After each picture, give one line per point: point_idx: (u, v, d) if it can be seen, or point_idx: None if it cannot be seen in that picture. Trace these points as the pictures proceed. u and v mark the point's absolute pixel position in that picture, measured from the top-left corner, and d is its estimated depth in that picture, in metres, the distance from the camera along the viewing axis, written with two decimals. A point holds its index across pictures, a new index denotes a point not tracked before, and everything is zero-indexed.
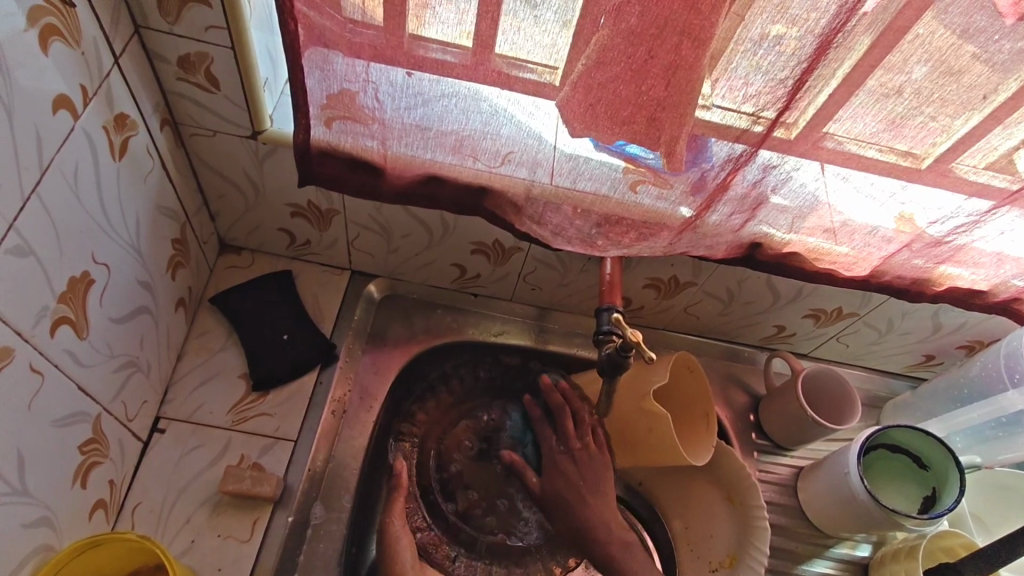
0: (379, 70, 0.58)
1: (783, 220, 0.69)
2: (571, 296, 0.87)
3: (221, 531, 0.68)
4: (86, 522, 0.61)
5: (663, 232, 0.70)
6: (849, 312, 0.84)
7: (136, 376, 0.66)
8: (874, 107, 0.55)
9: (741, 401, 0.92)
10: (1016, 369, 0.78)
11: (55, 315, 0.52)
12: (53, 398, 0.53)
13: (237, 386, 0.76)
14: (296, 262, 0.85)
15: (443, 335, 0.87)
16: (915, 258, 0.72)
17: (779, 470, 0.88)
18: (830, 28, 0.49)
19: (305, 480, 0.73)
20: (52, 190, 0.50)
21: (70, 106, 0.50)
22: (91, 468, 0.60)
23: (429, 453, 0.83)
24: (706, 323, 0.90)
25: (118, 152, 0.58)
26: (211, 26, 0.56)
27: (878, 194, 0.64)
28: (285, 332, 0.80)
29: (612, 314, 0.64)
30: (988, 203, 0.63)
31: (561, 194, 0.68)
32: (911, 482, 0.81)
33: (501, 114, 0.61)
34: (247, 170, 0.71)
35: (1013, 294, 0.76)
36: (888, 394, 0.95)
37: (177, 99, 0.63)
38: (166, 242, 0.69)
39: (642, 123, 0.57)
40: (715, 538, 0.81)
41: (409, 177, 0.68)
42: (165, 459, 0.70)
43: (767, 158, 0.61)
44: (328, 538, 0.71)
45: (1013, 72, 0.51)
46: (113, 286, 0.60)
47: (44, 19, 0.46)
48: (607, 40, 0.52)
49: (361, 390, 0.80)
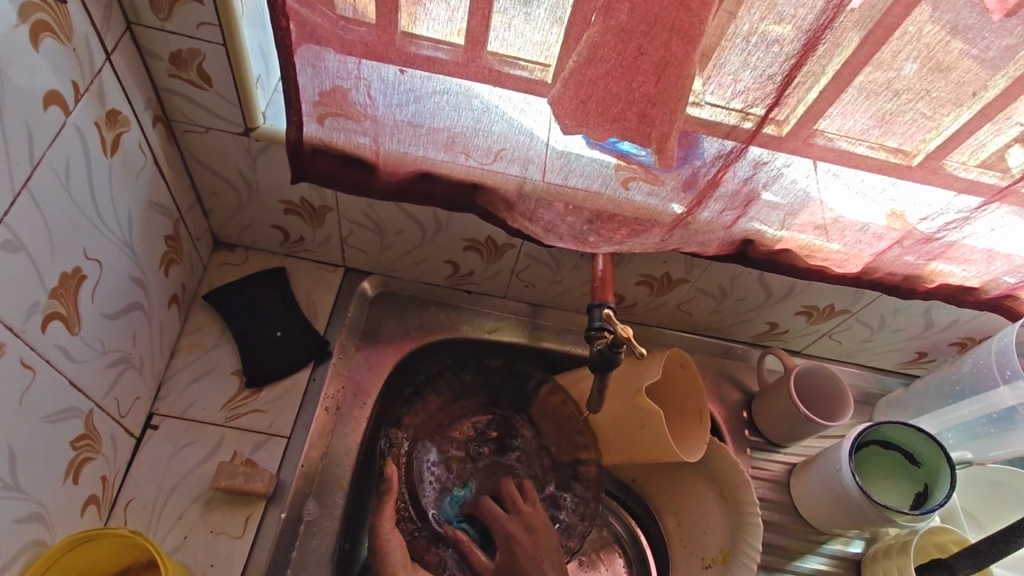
0: (371, 67, 0.58)
1: (775, 217, 0.70)
2: (565, 293, 0.88)
3: (213, 527, 0.68)
4: (78, 518, 0.61)
5: (654, 228, 0.70)
6: (841, 309, 0.84)
7: (129, 373, 0.66)
8: (863, 104, 0.55)
9: (734, 398, 0.92)
10: (1008, 366, 0.78)
11: (47, 310, 0.52)
12: (44, 394, 0.53)
13: (230, 383, 0.76)
14: (289, 260, 0.85)
15: (437, 332, 0.87)
16: (906, 255, 0.72)
17: (772, 467, 0.88)
18: (819, 24, 0.49)
19: (298, 477, 0.73)
20: (43, 185, 0.50)
21: (61, 102, 0.50)
22: (83, 464, 0.61)
23: (417, 454, 0.80)
24: (699, 321, 0.90)
25: (110, 148, 0.58)
26: (203, 23, 0.56)
27: (869, 191, 0.65)
28: (278, 329, 0.80)
29: (605, 310, 0.64)
30: (978, 200, 0.64)
31: (553, 191, 0.68)
32: (903, 479, 0.81)
33: (492, 111, 0.61)
34: (240, 167, 0.71)
35: (1004, 290, 0.76)
36: (881, 391, 0.96)
37: (169, 96, 0.63)
38: (158, 239, 0.69)
39: (633, 120, 0.58)
40: (708, 535, 0.81)
41: (401, 174, 0.68)
42: (158, 455, 0.71)
43: (758, 155, 0.62)
44: (321, 535, 0.71)
45: (1001, 69, 0.52)
46: (105, 283, 0.60)
47: (35, 15, 0.46)
48: (597, 38, 0.52)
49: (355, 386, 0.80)
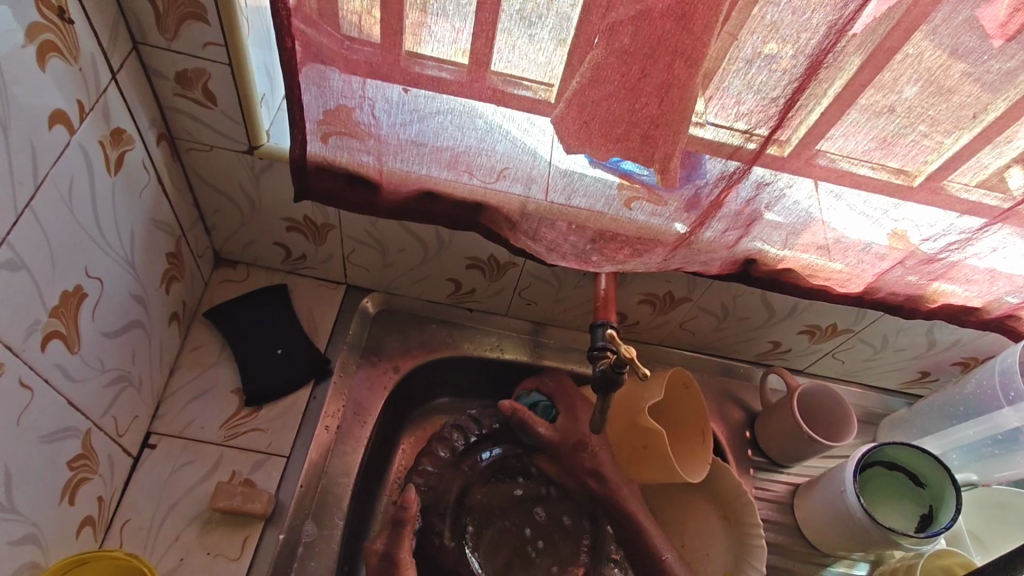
0: (376, 86, 0.58)
1: (777, 236, 0.69)
2: (567, 311, 0.87)
3: (211, 548, 0.67)
4: (74, 539, 0.60)
5: (657, 248, 0.70)
6: (844, 328, 0.84)
7: (128, 391, 0.66)
8: (865, 126, 0.55)
9: (737, 418, 0.91)
10: (1012, 388, 0.79)
11: (46, 329, 0.52)
12: (42, 413, 0.53)
13: (229, 402, 0.75)
14: (290, 277, 0.85)
15: (439, 350, 0.87)
16: (908, 275, 0.72)
17: (775, 488, 0.87)
18: (820, 49, 0.49)
19: (297, 497, 0.72)
20: (45, 205, 0.50)
21: (66, 121, 0.50)
22: (80, 484, 0.60)
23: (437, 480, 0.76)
24: (702, 340, 0.90)
25: (114, 166, 0.58)
26: (209, 43, 0.56)
27: (872, 212, 0.65)
28: (279, 348, 0.79)
29: (607, 330, 0.64)
30: (981, 221, 0.63)
31: (556, 210, 0.68)
32: (906, 500, 0.81)
33: (496, 131, 0.61)
34: (243, 184, 0.71)
35: (1007, 310, 0.76)
36: (885, 410, 0.95)
37: (174, 114, 0.64)
38: (159, 256, 0.68)
39: (637, 140, 0.58)
40: (711, 558, 0.79)
41: (405, 192, 0.68)
42: (156, 474, 0.70)
43: (760, 175, 0.61)
44: (321, 557, 0.70)
45: (1001, 92, 0.52)
46: (105, 302, 0.59)
47: (42, 35, 0.47)
48: (601, 59, 0.52)
49: (355, 405, 0.80)
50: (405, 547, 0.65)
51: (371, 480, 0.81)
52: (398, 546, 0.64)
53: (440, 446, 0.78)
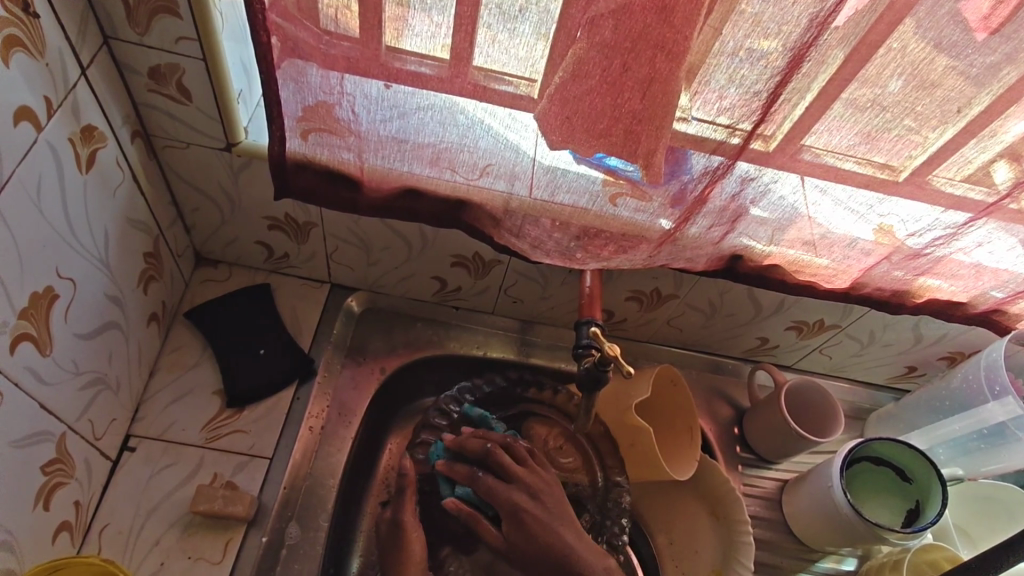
0: (354, 82, 0.57)
1: (763, 233, 0.69)
2: (554, 309, 0.87)
3: (192, 552, 0.66)
4: (50, 546, 0.59)
5: (642, 245, 0.69)
6: (831, 324, 0.84)
7: (104, 394, 0.65)
8: (849, 121, 0.55)
9: (725, 414, 0.91)
10: (996, 381, 0.78)
11: (16, 332, 0.51)
12: (12, 417, 0.52)
13: (211, 403, 0.74)
14: (274, 276, 0.84)
15: (425, 349, 0.86)
16: (894, 270, 0.72)
17: (763, 483, 0.87)
18: (804, 41, 0.49)
19: (280, 498, 0.71)
20: (13, 204, 0.49)
21: (32, 117, 0.49)
22: (54, 490, 0.59)
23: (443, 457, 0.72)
24: (690, 336, 0.90)
25: (85, 165, 0.56)
26: (182, 37, 0.55)
27: (858, 207, 0.64)
28: (262, 348, 0.78)
29: (592, 327, 0.63)
30: (965, 215, 0.63)
31: (540, 207, 0.67)
32: (893, 495, 0.81)
33: (478, 127, 0.60)
34: (222, 183, 0.70)
35: (993, 305, 0.76)
36: (871, 405, 0.96)
37: (149, 110, 0.62)
38: (135, 254, 0.67)
39: (619, 135, 0.57)
40: (700, 554, 0.80)
41: (387, 189, 0.67)
42: (135, 477, 0.69)
43: (745, 170, 0.61)
44: (305, 559, 0.69)
45: (986, 86, 0.52)
46: (79, 303, 0.58)
47: (5, 29, 0.45)
48: (582, 53, 0.51)
49: (339, 405, 0.79)
50: (409, 515, 0.69)
51: (356, 481, 0.80)
52: (403, 510, 0.69)
53: (439, 418, 0.74)
